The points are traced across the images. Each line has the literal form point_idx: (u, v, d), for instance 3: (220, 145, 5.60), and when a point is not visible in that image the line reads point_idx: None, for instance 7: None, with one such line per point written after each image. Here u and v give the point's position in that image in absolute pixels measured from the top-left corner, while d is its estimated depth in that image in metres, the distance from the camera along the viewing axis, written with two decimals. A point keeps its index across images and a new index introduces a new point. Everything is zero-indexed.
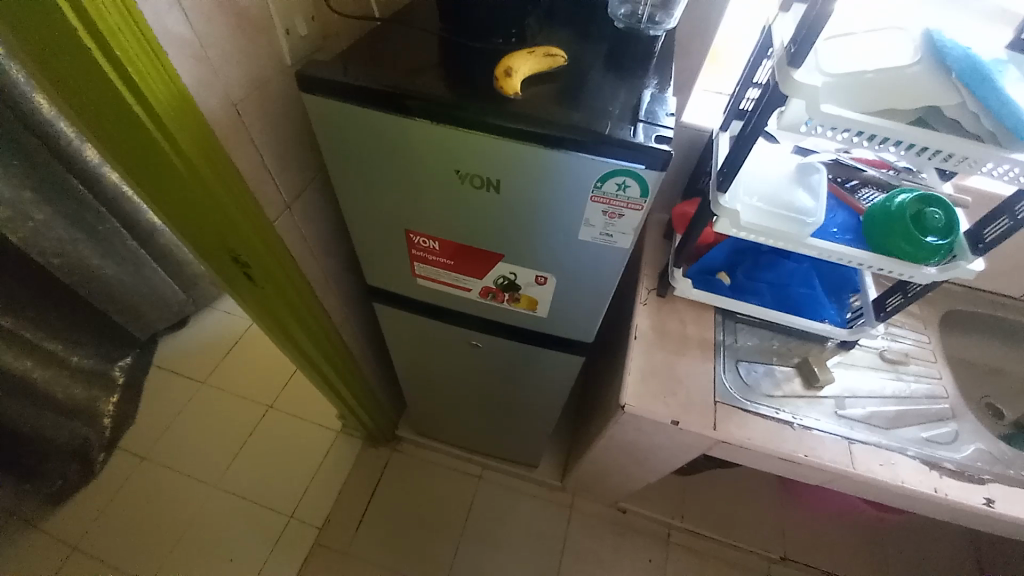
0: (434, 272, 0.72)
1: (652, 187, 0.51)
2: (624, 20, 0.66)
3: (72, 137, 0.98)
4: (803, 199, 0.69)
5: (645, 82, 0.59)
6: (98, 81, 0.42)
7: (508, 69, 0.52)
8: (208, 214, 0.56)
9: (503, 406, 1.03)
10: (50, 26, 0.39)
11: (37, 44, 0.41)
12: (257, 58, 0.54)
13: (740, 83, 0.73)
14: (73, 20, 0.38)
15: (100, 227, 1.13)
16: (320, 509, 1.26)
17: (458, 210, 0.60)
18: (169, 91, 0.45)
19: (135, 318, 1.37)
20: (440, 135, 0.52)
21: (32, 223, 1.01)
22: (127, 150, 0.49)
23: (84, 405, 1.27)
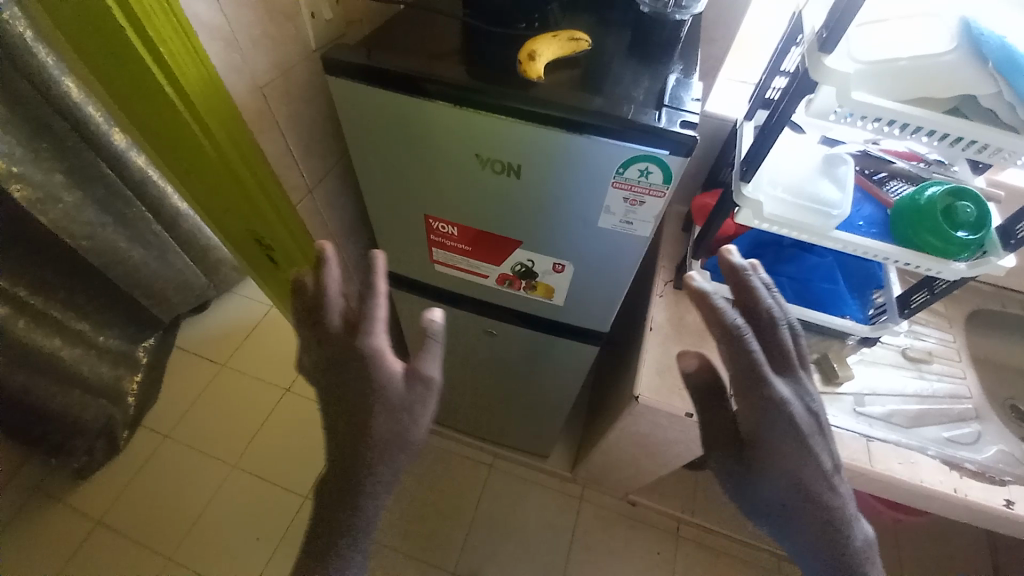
0: (452, 258, 0.72)
1: (675, 174, 0.51)
2: (649, 4, 0.61)
3: (100, 123, 1.01)
4: (829, 191, 0.67)
5: (670, 69, 0.58)
6: (132, 61, 0.43)
7: (531, 53, 0.52)
8: (232, 197, 0.57)
9: (516, 395, 1.04)
10: (89, 8, 0.40)
11: (74, 23, 0.42)
12: (283, 42, 0.54)
13: (767, 71, 0.71)
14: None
15: (129, 212, 1.17)
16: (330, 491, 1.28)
17: (477, 196, 0.60)
18: (199, 73, 0.46)
19: (160, 301, 1.39)
20: (462, 119, 0.52)
21: (61, 206, 1.04)
22: (158, 131, 0.50)
23: (109, 385, 1.30)
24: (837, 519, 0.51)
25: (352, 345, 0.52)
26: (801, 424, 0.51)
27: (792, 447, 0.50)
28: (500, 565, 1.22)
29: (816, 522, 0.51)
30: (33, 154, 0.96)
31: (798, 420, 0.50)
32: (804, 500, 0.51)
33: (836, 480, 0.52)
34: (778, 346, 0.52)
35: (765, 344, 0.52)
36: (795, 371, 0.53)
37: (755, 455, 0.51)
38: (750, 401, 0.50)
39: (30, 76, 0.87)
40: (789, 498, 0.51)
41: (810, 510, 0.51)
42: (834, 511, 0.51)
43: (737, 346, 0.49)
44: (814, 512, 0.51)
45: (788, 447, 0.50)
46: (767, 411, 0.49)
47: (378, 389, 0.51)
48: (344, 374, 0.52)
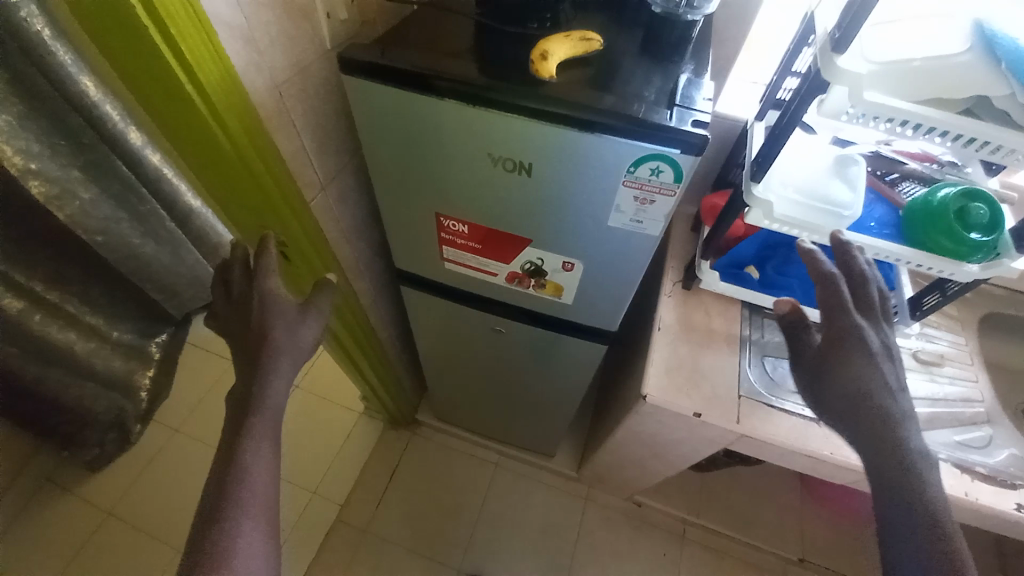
0: (462, 256, 0.72)
1: (686, 173, 0.51)
2: (661, 4, 0.60)
3: (117, 122, 0.97)
4: (841, 191, 0.67)
5: (680, 70, 0.58)
6: (153, 60, 0.44)
7: (544, 53, 0.52)
8: (248, 194, 0.58)
9: (523, 394, 1.05)
10: (111, 8, 0.41)
11: (98, 22, 0.43)
12: (300, 42, 0.55)
13: (779, 71, 0.71)
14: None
15: (143, 208, 1.16)
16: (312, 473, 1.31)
17: (488, 194, 0.61)
18: (217, 71, 0.47)
19: (172, 297, 1.38)
20: (475, 118, 0.52)
21: (78, 202, 1.05)
22: (176, 128, 0.51)
23: (122, 378, 1.32)
24: (902, 439, 0.52)
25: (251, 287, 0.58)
26: (874, 351, 0.56)
27: (862, 362, 0.55)
28: (504, 561, 1.23)
29: (880, 435, 0.53)
30: (50, 148, 0.95)
31: (869, 341, 0.56)
32: (869, 411, 0.54)
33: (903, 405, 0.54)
34: (865, 293, 0.59)
35: (852, 289, 0.59)
36: (879, 318, 0.59)
37: (829, 368, 0.57)
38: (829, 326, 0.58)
39: (45, 70, 0.83)
40: (853, 407, 0.55)
41: (873, 422, 0.54)
42: (903, 433, 0.53)
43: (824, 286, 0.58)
44: (872, 426, 0.53)
45: (859, 363, 0.56)
46: (841, 332, 0.57)
47: (275, 319, 0.56)
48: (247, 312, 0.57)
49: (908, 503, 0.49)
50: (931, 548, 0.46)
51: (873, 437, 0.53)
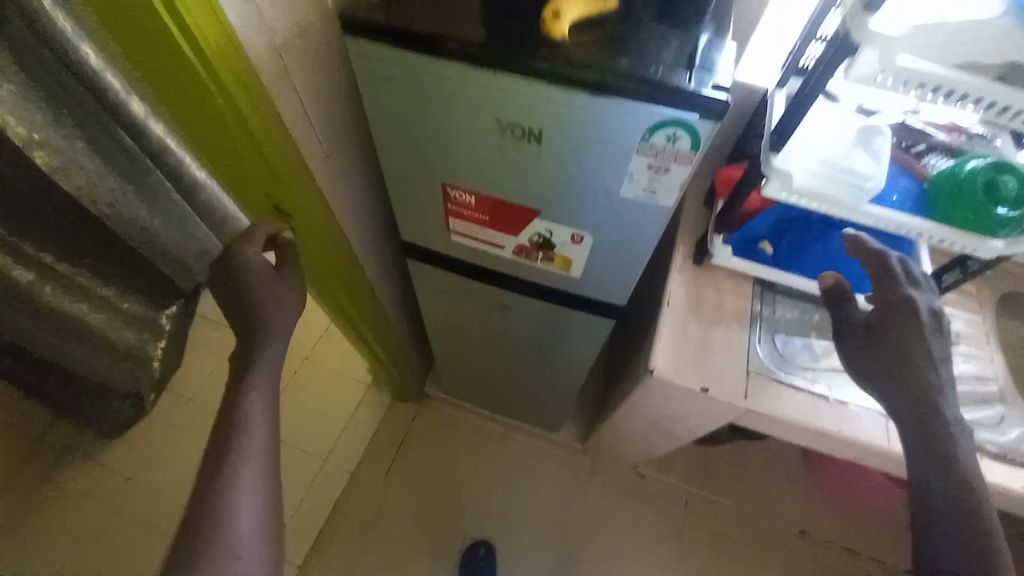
0: (469, 229, 0.71)
1: (704, 141, 0.49)
2: None
3: (114, 86, 0.85)
4: (864, 161, 0.65)
5: (700, 31, 0.55)
6: (149, 19, 0.42)
7: (556, 11, 0.49)
8: (252, 163, 0.57)
9: (530, 368, 1.05)
10: None
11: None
12: (301, 1, 0.52)
13: (805, 33, 0.67)
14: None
15: (146, 181, 1.07)
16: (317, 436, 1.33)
17: (497, 162, 0.59)
18: (217, 34, 0.45)
19: (181, 272, 1.33)
20: (484, 81, 0.50)
21: (84, 172, 1.00)
22: (176, 92, 0.50)
23: (135, 349, 1.32)
24: (939, 402, 0.57)
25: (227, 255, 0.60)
26: (924, 322, 0.60)
27: (914, 330, 0.59)
28: (510, 528, 1.26)
29: (918, 395, 0.57)
30: (52, 117, 0.90)
31: (921, 313, 0.60)
32: (911, 373, 0.58)
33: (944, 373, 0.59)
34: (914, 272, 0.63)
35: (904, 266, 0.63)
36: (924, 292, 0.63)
37: (879, 334, 0.61)
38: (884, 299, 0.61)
39: (35, 31, 0.72)
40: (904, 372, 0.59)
41: (915, 384, 0.58)
42: (938, 397, 0.57)
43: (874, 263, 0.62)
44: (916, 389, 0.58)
45: (910, 332, 0.59)
46: (895, 304, 0.60)
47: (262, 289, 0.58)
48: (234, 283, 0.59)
49: (939, 457, 0.55)
50: (960, 499, 0.53)
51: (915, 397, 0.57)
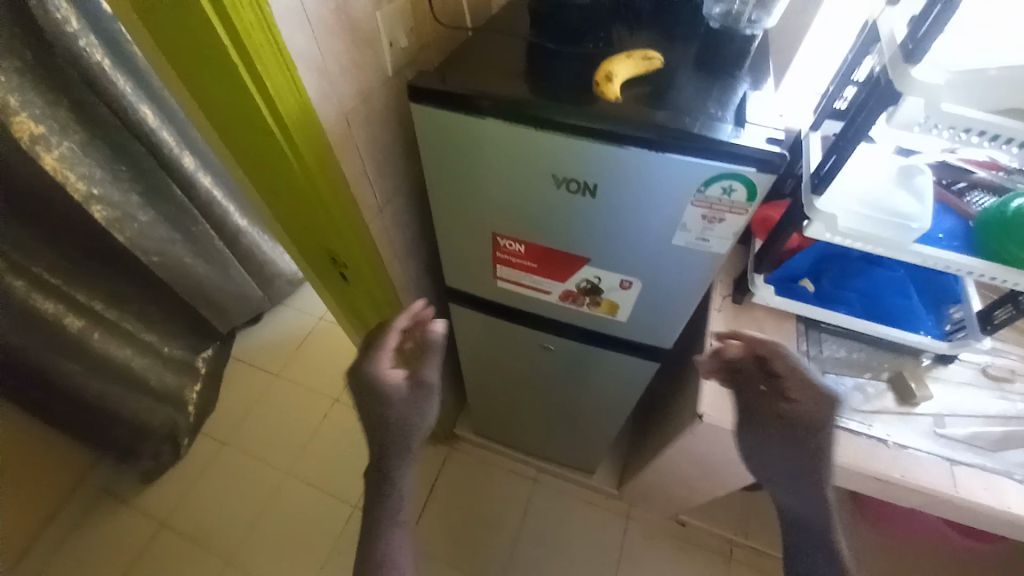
0: (516, 275, 0.72)
1: (760, 192, 0.50)
2: (719, 20, 0.62)
3: (171, 147, 1.10)
4: (908, 202, 0.65)
5: (739, 86, 0.58)
6: (239, 95, 0.46)
7: (608, 74, 0.52)
8: (316, 219, 0.60)
9: (568, 411, 1.03)
10: (205, 50, 0.43)
11: (189, 59, 0.45)
12: (365, 71, 0.56)
13: (837, 81, 0.70)
14: (225, 40, 0.42)
15: (195, 229, 1.24)
16: (345, 486, 1.34)
17: (549, 214, 0.61)
18: (296, 105, 0.48)
19: (220, 313, 1.44)
20: (542, 141, 0.53)
21: (137, 224, 1.13)
22: (254, 156, 0.53)
23: (174, 392, 1.36)
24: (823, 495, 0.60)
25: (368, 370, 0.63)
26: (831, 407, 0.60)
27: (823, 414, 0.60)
28: None
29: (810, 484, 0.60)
30: (112, 175, 1.05)
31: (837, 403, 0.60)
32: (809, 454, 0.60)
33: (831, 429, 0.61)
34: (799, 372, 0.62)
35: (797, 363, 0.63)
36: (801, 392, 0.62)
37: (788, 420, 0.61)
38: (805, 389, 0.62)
39: (100, 94, 0.96)
40: (795, 436, 0.61)
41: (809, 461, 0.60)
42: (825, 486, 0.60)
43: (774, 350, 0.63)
44: (805, 464, 0.61)
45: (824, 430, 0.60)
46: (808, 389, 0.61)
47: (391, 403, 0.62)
48: (377, 400, 0.62)
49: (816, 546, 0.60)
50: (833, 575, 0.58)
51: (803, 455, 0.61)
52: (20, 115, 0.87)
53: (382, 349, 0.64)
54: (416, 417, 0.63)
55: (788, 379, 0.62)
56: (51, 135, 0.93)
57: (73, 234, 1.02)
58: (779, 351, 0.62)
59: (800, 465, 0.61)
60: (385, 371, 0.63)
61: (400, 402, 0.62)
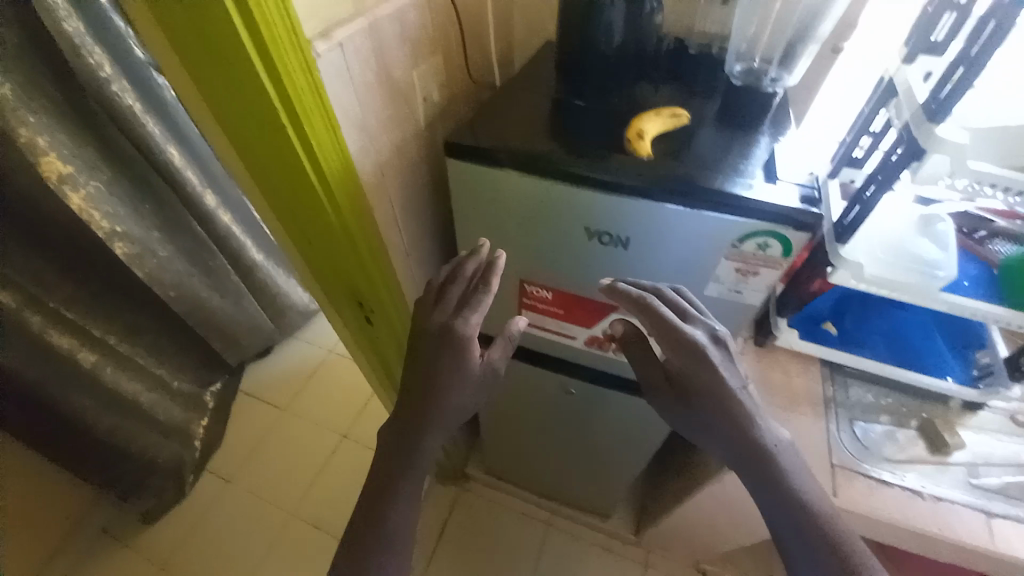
0: (541, 320, 0.72)
1: (796, 248, 0.51)
2: (741, 77, 0.65)
3: (193, 184, 1.12)
4: (930, 249, 0.66)
5: (760, 139, 0.60)
6: (284, 152, 0.48)
7: (640, 131, 0.54)
8: (347, 267, 0.61)
9: (586, 453, 1.01)
10: (254, 111, 0.45)
11: (236, 119, 0.47)
12: (401, 125, 0.59)
13: (854, 131, 0.71)
14: (276, 103, 0.44)
15: (212, 263, 1.25)
16: None
17: (579, 264, 0.61)
18: (338, 161, 0.50)
19: (232, 346, 1.44)
20: (578, 197, 0.54)
21: (156, 259, 1.12)
22: (292, 209, 0.55)
23: (182, 426, 1.34)
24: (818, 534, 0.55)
25: (446, 333, 0.51)
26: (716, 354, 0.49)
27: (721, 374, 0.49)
28: None
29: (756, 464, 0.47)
30: (135, 212, 1.06)
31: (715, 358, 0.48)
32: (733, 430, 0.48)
33: (729, 377, 0.48)
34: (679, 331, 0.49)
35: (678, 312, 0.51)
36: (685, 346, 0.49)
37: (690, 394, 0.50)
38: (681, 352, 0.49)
39: (128, 134, 0.98)
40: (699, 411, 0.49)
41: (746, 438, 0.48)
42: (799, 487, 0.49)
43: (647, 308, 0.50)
44: None
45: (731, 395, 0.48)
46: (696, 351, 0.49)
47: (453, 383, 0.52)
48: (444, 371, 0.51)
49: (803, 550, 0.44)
50: None
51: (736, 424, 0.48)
52: (49, 156, 0.89)
53: (476, 312, 0.51)
54: (472, 403, 0.55)
55: (659, 343, 0.51)
56: (79, 174, 0.94)
57: (93, 270, 1.04)
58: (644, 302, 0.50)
59: (728, 444, 0.48)
60: (470, 340, 0.51)
61: (469, 383, 0.53)
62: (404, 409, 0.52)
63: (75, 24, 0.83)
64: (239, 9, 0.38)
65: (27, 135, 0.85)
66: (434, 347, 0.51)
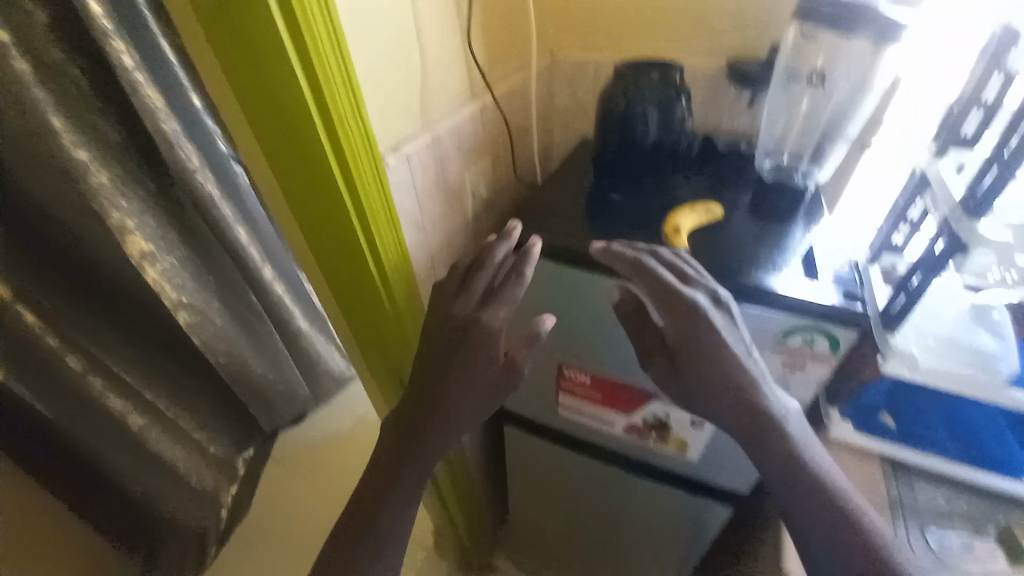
0: (579, 405, 0.72)
1: (844, 344, 0.51)
2: (771, 173, 0.70)
3: (254, 259, 1.19)
4: (987, 340, 0.64)
5: (792, 230, 0.62)
6: (349, 245, 0.53)
7: (676, 227, 0.57)
8: (393, 347, 0.64)
9: (625, 548, 0.93)
10: (328, 213, 0.51)
11: (311, 221, 0.53)
12: (450, 217, 0.65)
13: (889, 220, 0.72)
14: (349, 205, 0.50)
15: (262, 330, 1.32)
16: None
17: (618, 351, 0.62)
18: (395, 252, 0.56)
19: (267, 412, 1.46)
20: (619, 288, 0.57)
21: (213, 327, 1.20)
22: (349, 293, 0.59)
23: (211, 493, 1.33)
24: None
25: (470, 322, 0.50)
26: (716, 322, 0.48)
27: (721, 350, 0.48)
28: None
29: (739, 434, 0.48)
30: (200, 284, 1.15)
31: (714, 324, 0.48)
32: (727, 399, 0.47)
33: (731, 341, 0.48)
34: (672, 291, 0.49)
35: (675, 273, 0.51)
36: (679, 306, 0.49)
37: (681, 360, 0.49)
38: (673, 312, 0.49)
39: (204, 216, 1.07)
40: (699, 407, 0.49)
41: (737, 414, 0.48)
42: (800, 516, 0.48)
43: (641, 271, 0.50)
44: None
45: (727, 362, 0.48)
46: (690, 316, 0.48)
47: (465, 377, 0.50)
48: (458, 359, 0.50)
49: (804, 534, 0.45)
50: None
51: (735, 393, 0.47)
52: (135, 236, 0.99)
53: (505, 300, 0.50)
54: (482, 405, 0.52)
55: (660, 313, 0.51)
56: (158, 252, 1.04)
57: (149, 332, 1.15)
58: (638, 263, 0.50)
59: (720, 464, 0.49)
60: (495, 334, 0.49)
61: (481, 380, 0.51)
62: (414, 394, 0.53)
63: (172, 125, 0.92)
64: (328, 134, 0.45)
65: (117, 220, 0.96)
66: (450, 346, 0.50)
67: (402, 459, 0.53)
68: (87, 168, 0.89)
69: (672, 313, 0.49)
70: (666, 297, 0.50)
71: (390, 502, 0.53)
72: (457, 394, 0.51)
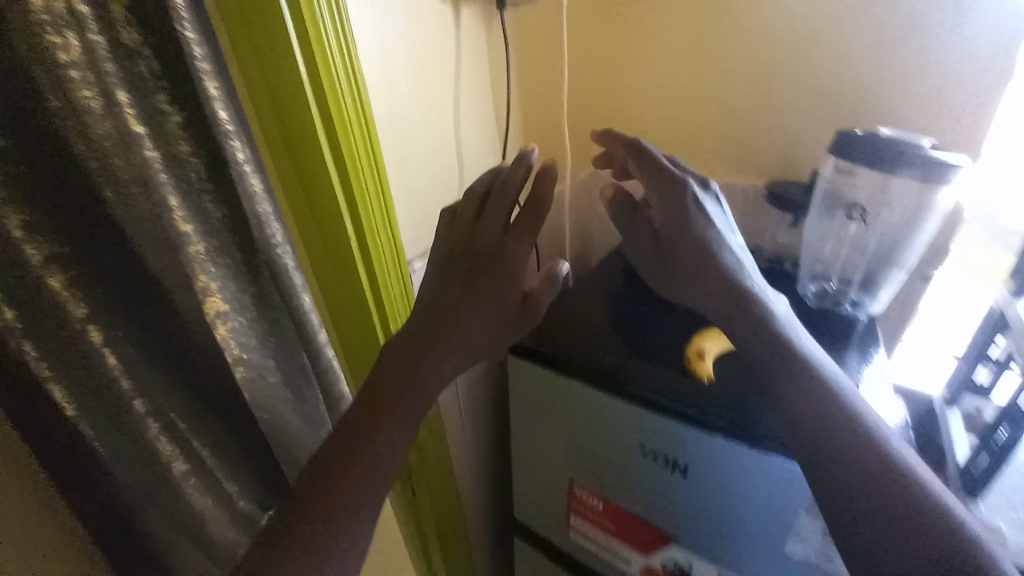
0: (593, 534, 0.66)
1: None
2: (816, 298, 0.68)
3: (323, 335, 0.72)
4: None
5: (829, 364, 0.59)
6: (343, 260, 0.64)
7: (700, 350, 0.58)
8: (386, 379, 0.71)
9: None
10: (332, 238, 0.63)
11: (318, 259, 0.66)
12: None
13: (965, 359, 0.64)
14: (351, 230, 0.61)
15: (313, 404, 0.77)
16: None
17: (631, 481, 0.58)
18: (394, 276, 0.68)
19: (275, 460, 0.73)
20: (629, 412, 0.55)
21: (184, 454, 0.65)
22: (353, 317, 0.71)
23: None
24: None
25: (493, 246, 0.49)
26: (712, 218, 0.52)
27: (717, 244, 0.51)
28: None
29: (811, 413, 0.41)
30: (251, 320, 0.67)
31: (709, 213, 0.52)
32: (748, 320, 0.47)
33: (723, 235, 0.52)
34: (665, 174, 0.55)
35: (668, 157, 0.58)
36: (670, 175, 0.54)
37: (673, 244, 0.52)
38: (668, 199, 0.53)
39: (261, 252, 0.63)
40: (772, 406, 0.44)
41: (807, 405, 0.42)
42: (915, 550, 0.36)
43: (639, 152, 0.56)
44: None
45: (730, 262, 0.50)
46: (684, 201, 0.53)
47: (477, 308, 0.48)
48: (473, 282, 0.48)
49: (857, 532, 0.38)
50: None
51: (762, 342, 0.45)
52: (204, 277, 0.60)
53: (524, 223, 0.48)
54: (486, 341, 0.49)
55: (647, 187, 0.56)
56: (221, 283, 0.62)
57: (182, 357, 0.64)
58: (642, 146, 0.56)
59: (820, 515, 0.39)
60: (514, 269, 0.49)
61: (487, 309, 0.49)
62: (406, 337, 0.48)
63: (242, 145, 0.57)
64: (337, 168, 0.57)
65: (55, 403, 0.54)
66: (465, 271, 0.49)
67: (370, 432, 0.43)
68: (73, 323, 0.54)
69: (663, 196, 0.54)
70: (660, 182, 0.55)
71: (338, 512, 0.40)
72: (450, 343, 0.47)
